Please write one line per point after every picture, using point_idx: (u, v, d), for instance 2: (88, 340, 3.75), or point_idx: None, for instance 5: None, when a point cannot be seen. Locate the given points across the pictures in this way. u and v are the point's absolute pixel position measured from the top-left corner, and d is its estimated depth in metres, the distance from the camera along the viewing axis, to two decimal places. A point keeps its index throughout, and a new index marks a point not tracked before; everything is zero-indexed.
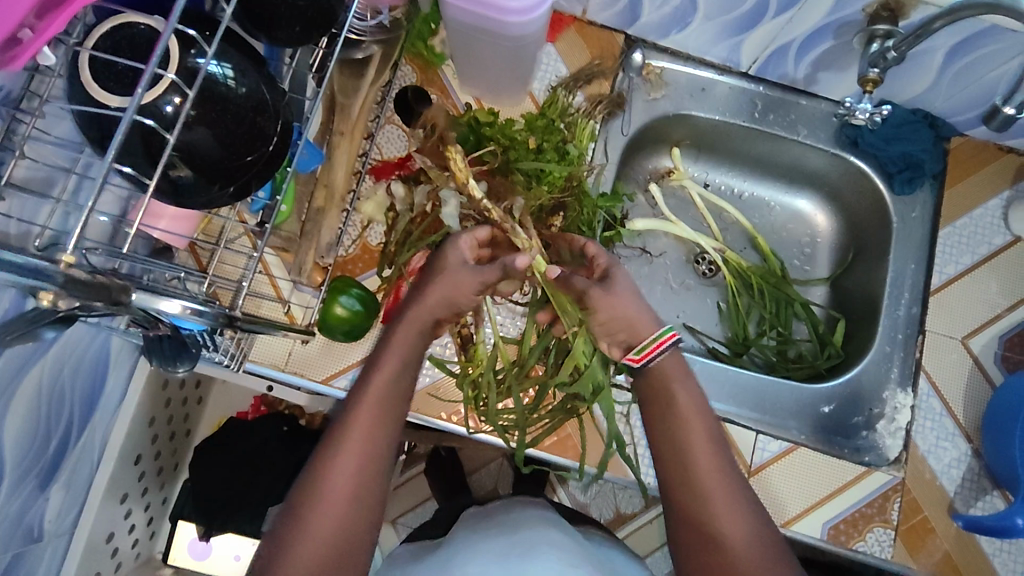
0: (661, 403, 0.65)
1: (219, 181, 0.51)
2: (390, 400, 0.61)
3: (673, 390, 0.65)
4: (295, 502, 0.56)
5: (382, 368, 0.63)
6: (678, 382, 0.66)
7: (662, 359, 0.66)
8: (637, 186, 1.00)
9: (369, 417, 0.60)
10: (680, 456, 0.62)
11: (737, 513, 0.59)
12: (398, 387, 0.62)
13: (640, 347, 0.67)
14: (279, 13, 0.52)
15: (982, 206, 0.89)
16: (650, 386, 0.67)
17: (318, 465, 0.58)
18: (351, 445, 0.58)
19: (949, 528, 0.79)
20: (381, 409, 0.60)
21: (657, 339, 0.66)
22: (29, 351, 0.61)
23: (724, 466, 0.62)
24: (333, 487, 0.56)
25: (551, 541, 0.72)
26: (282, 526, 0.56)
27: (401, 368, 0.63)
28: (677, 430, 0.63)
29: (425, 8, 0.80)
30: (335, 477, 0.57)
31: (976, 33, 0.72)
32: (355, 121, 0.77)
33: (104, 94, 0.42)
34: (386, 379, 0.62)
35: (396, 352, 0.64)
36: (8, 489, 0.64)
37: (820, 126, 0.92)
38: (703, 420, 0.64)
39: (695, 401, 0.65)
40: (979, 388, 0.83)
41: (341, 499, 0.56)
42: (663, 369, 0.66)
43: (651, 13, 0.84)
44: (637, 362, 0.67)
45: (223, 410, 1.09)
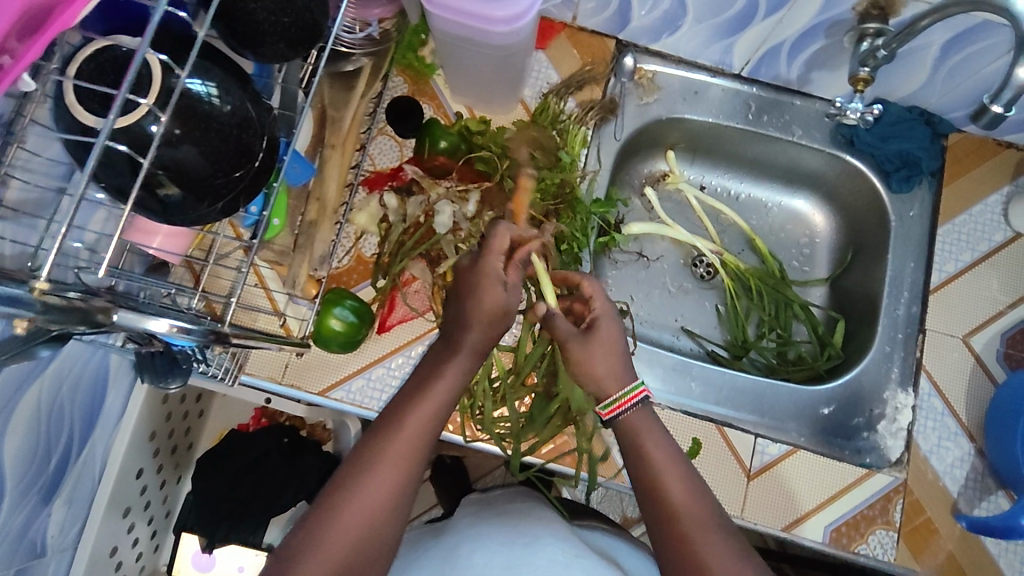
0: (632, 456, 0.61)
1: (207, 198, 0.51)
2: (431, 428, 0.56)
3: (642, 441, 0.61)
4: (312, 518, 0.52)
5: (430, 394, 0.57)
6: (648, 434, 0.61)
7: (630, 414, 0.62)
8: (632, 191, 1.00)
9: (408, 444, 0.55)
10: (657, 489, 0.58)
11: (716, 544, 0.55)
12: (439, 414, 0.57)
13: (606, 402, 0.64)
14: (263, 29, 0.53)
15: (981, 202, 0.88)
16: (623, 443, 0.62)
17: (340, 486, 0.53)
18: (384, 471, 0.53)
19: (953, 529, 0.78)
20: (422, 433, 0.55)
21: (625, 395, 0.62)
22: (28, 368, 0.62)
23: (698, 495, 0.58)
24: (356, 511, 0.52)
25: (554, 532, 0.72)
26: (292, 542, 0.51)
27: (447, 392, 0.57)
28: (648, 472, 0.59)
29: (414, 19, 0.81)
30: (361, 501, 0.52)
31: (968, 29, 0.72)
32: (345, 133, 0.78)
33: (86, 116, 0.42)
34: (434, 403, 0.56)
35: (441, 387, 0.57)
36: (10, 504, 0.65)
37: (814, 126, 0.91)
38: (676, 467, 0.59)
39: (669, 451, 0.60)
40: (982, 387, 0.83)
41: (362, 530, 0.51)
42: (631, 424, 0.62)
43: (641, 18, 0.84)
44: (606, 416, 0.64)
45: (224, 423, 1.09)
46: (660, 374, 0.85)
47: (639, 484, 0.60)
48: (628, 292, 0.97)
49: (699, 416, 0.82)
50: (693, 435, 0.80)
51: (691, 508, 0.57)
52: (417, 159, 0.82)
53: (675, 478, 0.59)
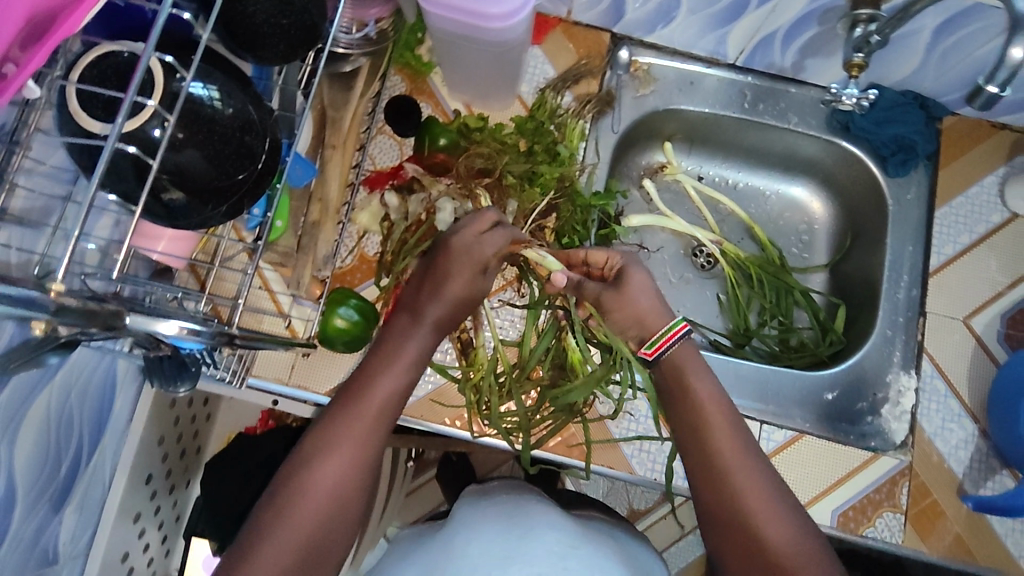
0: (679, 395, 0.66)
1: (212, 201, 0.51)
2: (388, 408, 0.61)
3: (688, 378, 0.66)
4: (275, 491, 0.56)
5: (383, 379, 0.62)
6: (693, 372, 0.66)
7: (674, 351, 0.68)
8: (631, 182, 1.01)
9: (364, 421, 0.59)
10: (705, 426, 0.63)
11: (752, 474, 0.61)
12: (392, 401, 0.62)
13: (651, 341, 0.68)
14: (262, 32, 0.53)
15: (977, 184, 0.89)
16: (668, 380, 0.67)
17: (299, 470, 0.57)
18: (344, 445, 0.58)
19: (959, 510, 0.79)
20: (379, 413, 0.61)
21: (670, 330, 0.68)
22: (38, 376, 0.62)
23: (741, 440, 0.63)
24: (318, 483, 0.56)
25: (548, 522, 0.72)
26: (256, 519, 0.55)
27: (398, 381, 0.63)
28: (692, 410, 0.65)
29: (410, 18, 0.81)
30: (322, 474, 0.56)
31: (961, 12, 0.73)
32: (346, 133, 0.79)
33: (91, 122, 0.42)
34: (384, 392, 0.62)
35: (397, 366, 0.63)
36: (23, 511, 0.65)
37: (809, 113, 0.91)
38: (721, 410, 0.64)
39: (711, 391, 0.65)
40: (983, 368, 0.83)
41: (325, 500, 0.56)
42: (676, 360, 0.67)
43: (636, 11, 0.85)
44: (651, 356, 0.68)
45: (232, 426, 1.09)
46: None
47: (683, 422, 0.65)
48: None
49: None
50: None
51: (732, 442, 0.62)
52: (417, 157, 0.83)
53: (721, 424, 0.63)
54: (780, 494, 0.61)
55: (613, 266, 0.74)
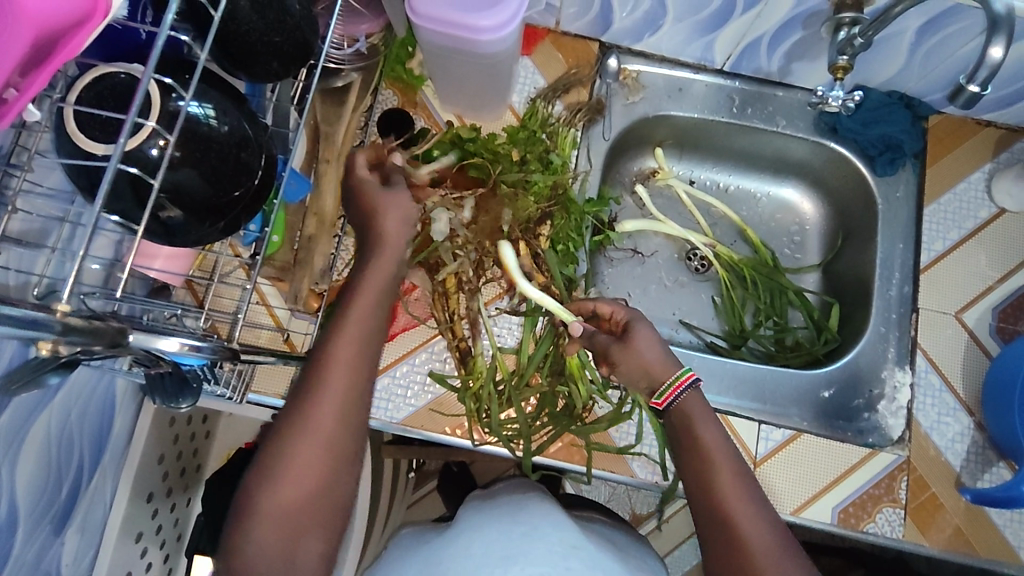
0: (685, 440, 0.63)
1: (209, 218, 0.52)
2: (359, 359, 0.59)
3: (697, 425, 0.63)
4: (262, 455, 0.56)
5: (351, 322, 0.60)
6: (702, 420, 0.64)
7: (683, 399, 0.65)
8: (624, 188, 1.01)
9: (336, 374, 0.57)
10: (708, 467, 0.61)
11: (756, 518, 0.57)
12: (365, 337, 0.60)
13: (660, 392, 0.66)
14: (256, 50, 0.54)
15: (964, 181, 0.90)
16: (677, 428, 0.65)
17: (285, 422, 0.56)
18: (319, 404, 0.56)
19: (958, 503, 0.79)
20: (351, 365, 0.58)
21: (677, 381, 0.65)
22: (37, 399, 0.62)
23: (747, 484, 0.60)
24: (299, 446, 0.55)
25: (551, 521, 0.72)
26: (249, 485, 0.55)
27: (368, 314, 0.61)
28: (699, 452, 0.62)
29: (401, 32, 0.82)
30: (303, 436, 0.55)
31: (942, 12, 0.74)
32: (340, 148, 0.79)
33: (90, 143, 0.43)
34: (356, 330, 0.60)
35: (360, 311, 0.61)
36: (24, 534, 0.65)
37: (797, 116, 0.93)
38: (728, 456, 0.61)
39: (718, 436, 0.63)
40: (977, 362, 0.84)
41: (310, 462, 0.54)
42: (685, 408, 0.65)
43: (623, 19, 0.86)
44: (660, 405, 0.66)
45: (231, 443, 1.09)
46: None
47: (688, 463, 0.63)
48: (626, 289, 0.99)
49: None
50: None
51: (737, 490, 0.59)
52: (411, 169, 0.83)
53: (728, 469, 0.60)
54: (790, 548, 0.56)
55: (621, 320, 0.72)
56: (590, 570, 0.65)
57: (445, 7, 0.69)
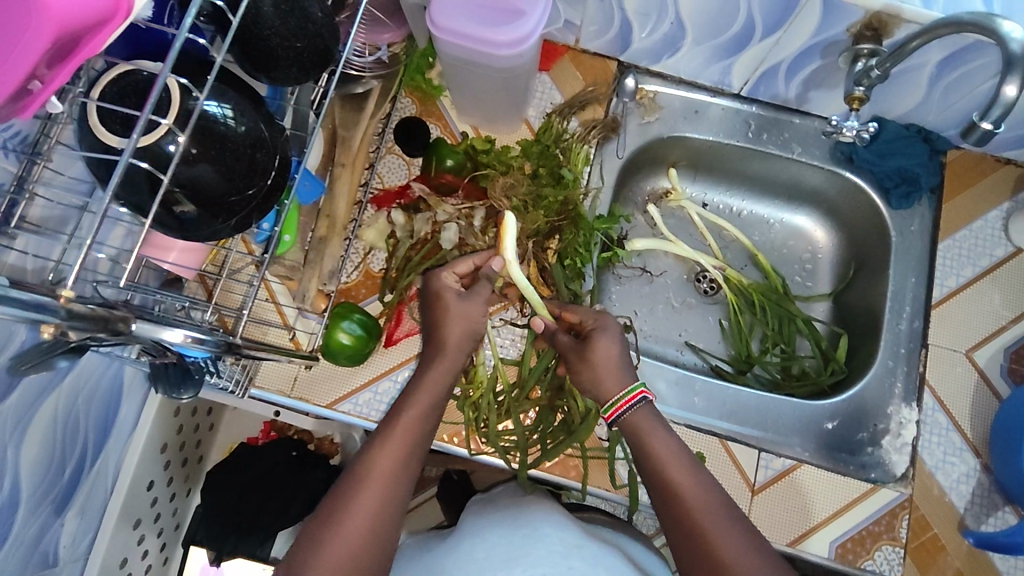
0: (639, 454, 0.64)
1: (221, 215, 0.53)
2: (421, 433, 0.63)
3: (647, 437, 0.64)
4: (317, 519, 0.58)
5: (412, 407, 0.64)
6: (651, 428, 0.64)
7: (634, 412, 0.65)
8: (635, 207, 1.02)
9: (400, 446, 0.61)
10: (668, 483, 0.61)
11: (727, 535, 0.57)
12: (428, 418, 0.64)
13: (610, 403, 0.66)
14: (276, 54, 0.55)
15: (981, 218, 0.89)
16: (632, 442, 0.65)
17: (347, 487, 0.59)
18: (380, 471, 0.59)
19: (961, 546, 0.78)
20: (412, 437, 0.62)
21: (627, 395, 0.65)
22: (45, 381, 0.64)
23: (708, 494, 0.59)
24: (360, 509, 0.57)
25: (552, 522, 0.72)
26: (302, 544, 0.57)
27: (432, 401, 0.65)
28: (654, 467, 0.62)
29: (421, 43, 0.84)
30: (362, 500, 0.58)
31: (963, 48, 0.73)
32: (355, 152, 0.81)
33: (108, 137, 0.44)
34: (418, 414, 0.64)
35: (426, 395, 0.65)
36: (26, 513, 0.67)
37: (814, 144, 0.93)
38: (683, 467, 0.61)
39: (672, 447, 0.63)
40: (986, 403, 0.83)
41: (367, 525, 0.57)
42: (635, 421, 0.65)
43: (642, 40, 0.87)
44: (609, 419, 0.67)
45: (234, 436, 1.10)
46: (663, 389, 0.86)
47: (649, 480, 0.63)
48: (633, 307, 0.99)
49: (703, 430, 0.83)
50: (697, 449, 0.81)
51: (702, 501, 0.59)
52: (424, 177, 0.85)
53: (686, 482, 0.60)
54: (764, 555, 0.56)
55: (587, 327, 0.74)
56: (591, 569, 0.64)
57: (465, 21, 0.71)
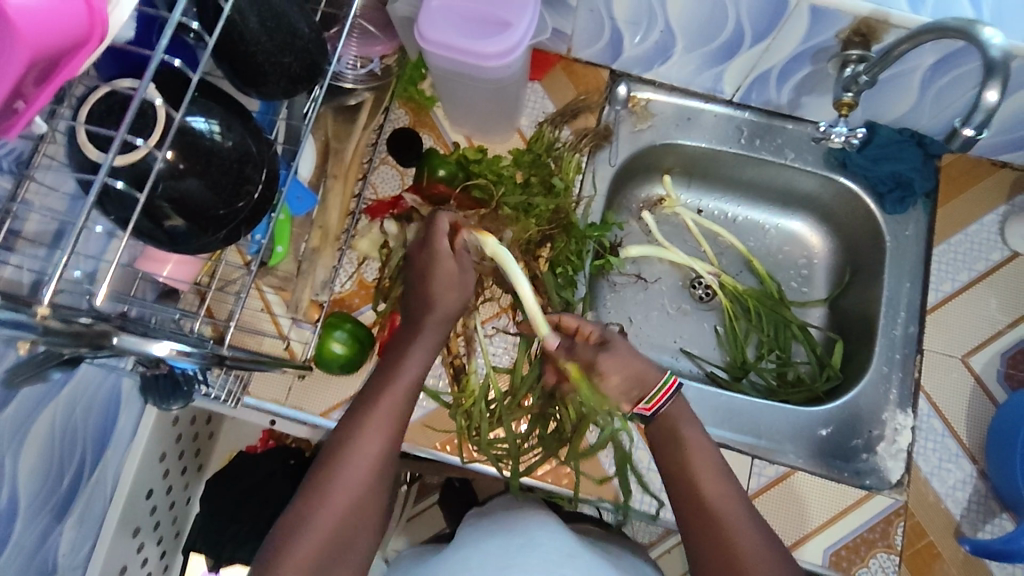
0: (670, 441, 0.70)
1: (208, 228, 0.54)
2: (405, 401, 0.67)
3: (681, 427, 0.70)
4: (310, 482, 0.62)
5: (392, 389, 0.66)
6: (685, 423, 0.70)
7: (669, 406, 0.70)
8: (630, 215, 1.02)
9: (387, 411, 0.65)
10: (688, 469, 0.68)
11: (742, 523, 0.63)
12: (412, 386, 0.68)
13: (649, 397, 0.70)
14: (264, 70, 0.56)
15: (977, 222, 0.88)
16: (662, 432, 0.71)
17: (337, 452, 0.63)
18: (370, 436, 0.63)
19: (957, 553, 0.77)
20: (399, 405, 0.66)
21: (663, 387, 0.70)
22: (41, 394, 0.65)
23: (724, 481, 0.67)
24: (351, 471, 0.61)
25: (545, 531, 0.72)
26: (297, 503, 0.60)
27: (418, 368, 0.69)
28: (681, 454, 0.69)
29: (413, 55, 0.85)
30: (354, 463, 0.62)
31: (952, 52, 0.73)
32: (348, 164, 0.82)
33: (93, 152, 0.45)
34: (406, 382, 0.67)
35: (412, 365, 0.68)
36: (24, 522, 0.68)
37: (807, 149, 0.92)
38: (707, 455, 0.68)
39: (702, 439, 0.70)
40: (982, 408, 0.82)
41: (357, 486, 0.61)
42: (671, 416, 0.71)
43: (632, 49, 0.87)
44: (649, 411, 0.70)
45: (234, 444, 1.11)
46: None
47: (671, 466, 0.69)
48: (627, 314, 0.99)
49: None
50: None
51: (718, 487, 0.66)
52: (417, 188, 0.85)
53: (706, 469, 0.67)
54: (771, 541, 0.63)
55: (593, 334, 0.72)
56: None
57: (453, 33, 0.71)
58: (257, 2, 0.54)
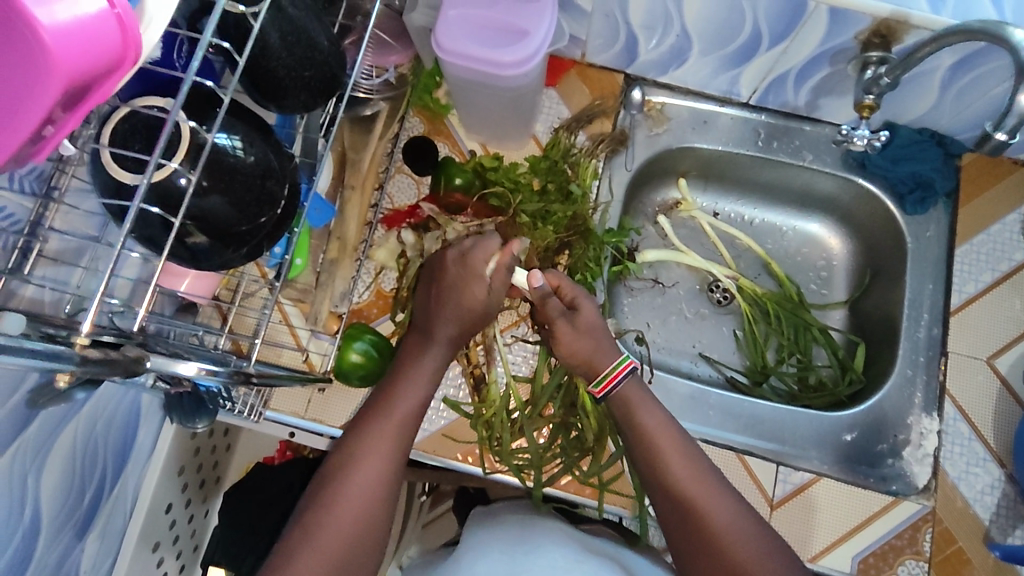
0: (627, 425, 0.68)
1: (232, 244, 0.54)
2: (411, 414, 0.67)
3: (636, 410, 0.68)
4: (314, 497, 0.61)
5: (397, 402, 0.67)
6: (640, 402, 0.69)
7: (624, 385, 0.69)
8: (646, 219, 1.01)
9: (393, 426, 0.66)
10: (653, 454, 0.66)
11: (716, 504, 0.62)
12: (418, 401, 0.68)
13: (600, 380, 0.70)
14: (285, 83, 0.55)
15: (999, 222, 0.87)
16: (620, 415, 0.69)
17: (341, 465, 0.62)
18: (375, 449, 0.63)
19: (987, 559, 0.77)
20: (404, 418, 0.66)
21: (614, 369, 0.69)
22: (63, 412, 0.65)
23: (692, 462, 0.65)
24: (357, 484, 0.61)
25: (570, 541, 0.72)
26: (301, 518, 0.60)
27: (424, 383, 0.70)
28: (642, 439, 0.67)
29: (428, 63, 0.84)
30: (358, 476, 0.61)
31: (974, 51, 0.72)
32: (365, 174, 0.81)
33: (121, 173, 0.45)
34: (410, 396, 0.68)
35: (416, 380, 0.69)
36: (48, 540, 0.67)
37: (825, 151, 0.92)
38: (669, 436, 0.66)
39: (660, 419, 0.68)
40: (1009, 411, 0.81)
41: (362, 500, 0.60)
42: (625, 395, 0.69)
43: (648, 52, 0.87)
44: (600, 393, 0.70)
45: (251, 456, 1.11)
46: (678, 402, 0.85)
47: (636, 451, 0.67)
48: (645, 320, 0.98)
49: (720, 445, 0.82)
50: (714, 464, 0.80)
51: (685, 468, 0.64)
52: (434, 197, 0.85)
53: (670, 451, 0.65)
54: (750, 521, 0.61)
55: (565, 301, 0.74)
56: None
57: (470, 42, 0.71)
58: (277, 16, 0.53)
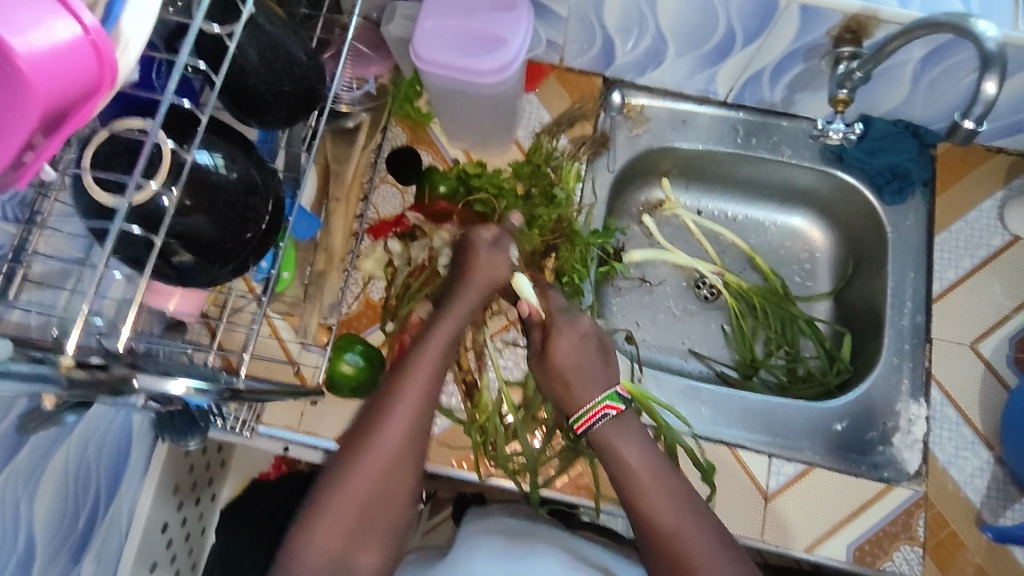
0: (611, 463, 0.64)
1: (217, 261, 0.54)
2: (447, 353, 0.64)
3: (617, 448, 0.64)
4: (349, 439, 0.60)
5: (433, 339, 0.64)
6: (622, 439, 0.64)
7: (601, 424, 0.65)
8: (630, 219, 1.02)
9: (429, 363, 0.62)
10: (635, 497, 0.61)
11: (705, 550, 0.58)
12: (452, 339, 0.65)
13: (577, 417, 0.66)
14: (265, 100, 0.56)
15: (976, 208, 0.89)
16: (601, 452, 0.65)
17: (376, 407, 0.61)
18: (411, 389, 0.61)
19: (980, 541, 0.77)
20: (440, 356, 0.63)
21: (591, 409, 0.65)
22: (54, 436, 0.65)
23: (677, 503, 0.60)
24: (392, 426, 0.59)
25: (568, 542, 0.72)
26: (335, 461, 0.59)
27: (458, 321, 0.66)
28: (625, 481, 0.62)
29: (407, 73, 0.85)
30: (394, 416, 0.60)
31: (942, 45, 0.74)
32: (349, 185, 0.83)
33: (101, 195, 0.44)
34: (448, 332, 0.65)
35: (451, 319, 0.66)
36: (43, 566, 0.67)
37: (803, 145, 0.93)
38: (652, 477, 0.62)
39: (643, 456, 0.63)
40: (995, 394, 0.82)
41: (396, 442, 0.59)
42: (603, 434, 0.65)
43: (625, 55, 0.88)
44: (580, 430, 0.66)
45: (246, 470, 1.08)
46: (669, 399, 0.86)
47: (619, 491, 0.63)
48: (635, 319, 0.99)
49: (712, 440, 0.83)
50: (706, 460, 0.81)
51: (671, 510, 0.60)
52: (419, 205, 0.85)
53: (655, 494, 0.61)
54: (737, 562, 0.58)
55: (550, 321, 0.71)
56: None
57: (448, 52, 0.72)
58: (254, 34, 0.54)
